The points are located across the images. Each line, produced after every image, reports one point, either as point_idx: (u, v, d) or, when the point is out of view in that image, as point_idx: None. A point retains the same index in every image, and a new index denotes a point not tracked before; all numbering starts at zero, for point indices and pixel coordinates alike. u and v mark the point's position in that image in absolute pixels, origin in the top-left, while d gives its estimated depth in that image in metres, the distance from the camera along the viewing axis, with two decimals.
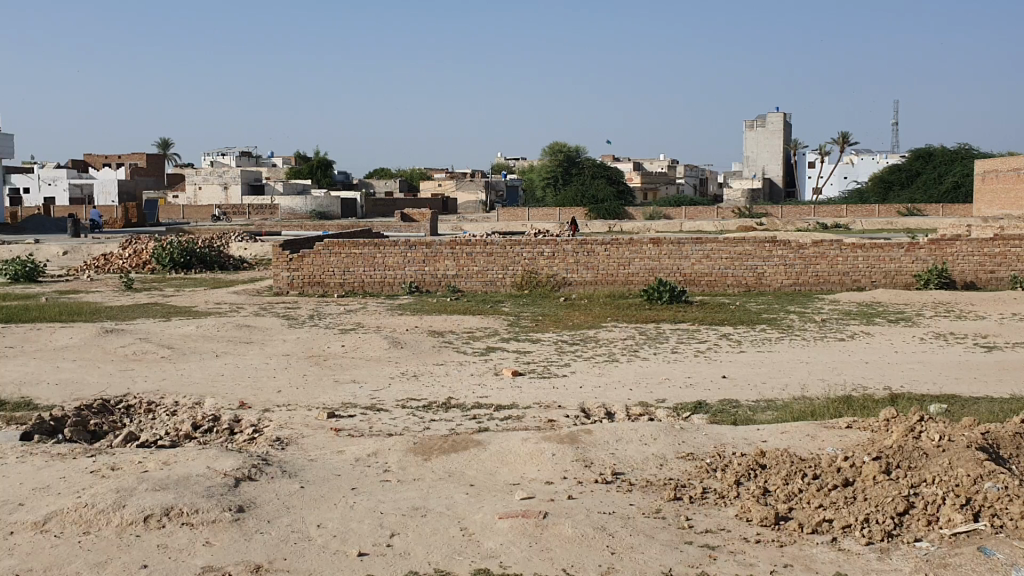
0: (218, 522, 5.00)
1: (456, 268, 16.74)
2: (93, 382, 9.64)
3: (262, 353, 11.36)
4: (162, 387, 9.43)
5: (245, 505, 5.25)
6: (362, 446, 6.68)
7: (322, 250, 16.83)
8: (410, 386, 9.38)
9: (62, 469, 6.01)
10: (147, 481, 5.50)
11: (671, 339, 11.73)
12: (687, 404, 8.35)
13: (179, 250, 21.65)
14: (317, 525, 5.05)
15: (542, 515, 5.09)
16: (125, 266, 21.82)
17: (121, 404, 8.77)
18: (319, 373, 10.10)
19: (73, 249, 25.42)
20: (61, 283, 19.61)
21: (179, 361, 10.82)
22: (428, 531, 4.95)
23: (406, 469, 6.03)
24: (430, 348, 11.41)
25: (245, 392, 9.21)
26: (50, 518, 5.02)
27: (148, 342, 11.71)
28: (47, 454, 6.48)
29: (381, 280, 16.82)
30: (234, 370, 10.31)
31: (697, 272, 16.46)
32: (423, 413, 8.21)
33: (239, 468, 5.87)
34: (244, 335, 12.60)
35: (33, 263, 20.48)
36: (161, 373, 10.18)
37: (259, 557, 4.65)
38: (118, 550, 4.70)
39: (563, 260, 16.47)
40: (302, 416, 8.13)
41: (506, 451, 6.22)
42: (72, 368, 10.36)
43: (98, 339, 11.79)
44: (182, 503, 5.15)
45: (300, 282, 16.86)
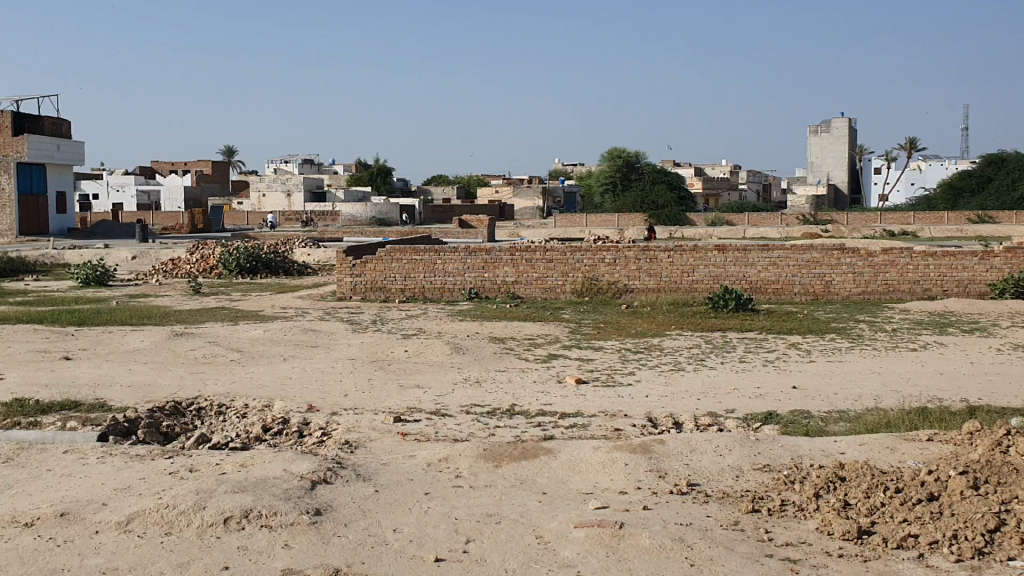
0: (296, 525, 5.04)
1: (516, 275, 16.73)
2: (165, 384, 9.85)
3: (327, 357, 11.48)
4: (232, 390, 9.59)
5: (323, 508, 5.29)
6: (433, 451, 6.68)
7: (383, 256, 17.02)
8: (474, 393, 9.38)
9: (142, 470, 6.14)
10: (226, 483, 5.58)
11: (738, 348, 11.55)
12: (757, 414, 8.22)
13: (246, 255, 22.09)
14: (393, 530, 5.05)
15: (618, 525, 5.03)
16: (193, 271, 22.30)
17: (192, 406, 8.93)
18: (383, 378, 10.17)
19: (142, 254, 26.04)
20: (132, 288, 20.10)
21: (248, 365, 10.99)
22: (503, 539, 4.92)
23: (478, 476, 6.00)
24: (491, 354, 11.41)
25: (311, 395, 9.32)
26: (133, 518, 5.13)
27: (218, 346, 11.94)
28: (127, 455, 6.64)
29: (441, 286, 16.91)
30: (301, 373, 10.43)
31: (763, 280, 16.20)
32: (487, 420, 8.20)
33: (315, 471, 5.92)
34: (309, 339, 12.74)
35: (104, 268, 21.02)
36: (229, 376, 10.34)
37: (338, 560, 4.66)
38: (200, 550, 4.76)
39: (625, 268, 16.41)
40: (368, 420, 8.19)
41: (578, 459, 6.17)
42: (144, 372, 10.56)
43: (168, 343, 12.06)
44: (261, 506, 5.21)
45: (362, 287, 17.05)
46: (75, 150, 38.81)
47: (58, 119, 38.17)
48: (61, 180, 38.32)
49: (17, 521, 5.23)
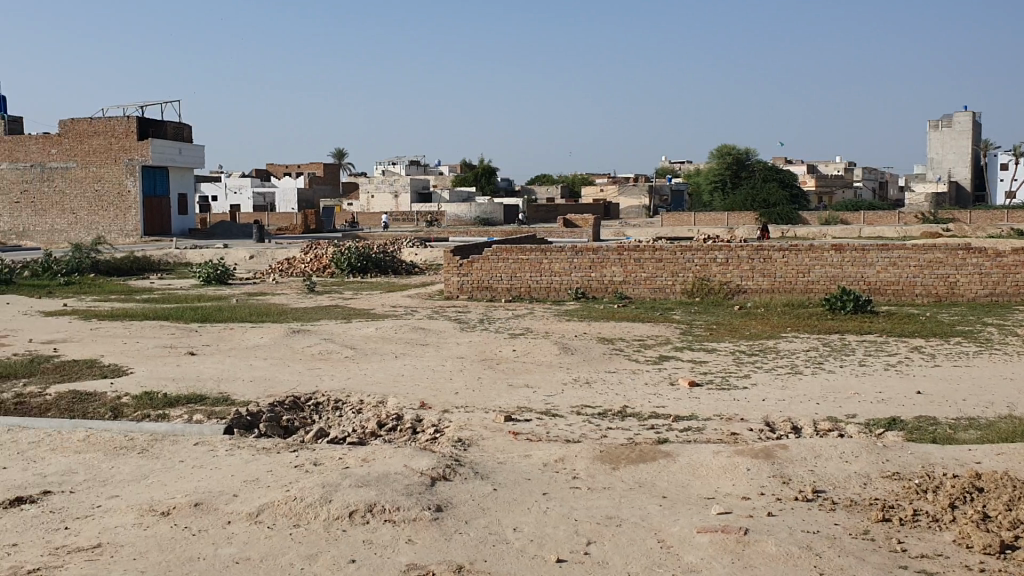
0: (419, 520, 5.11)
1: (624, 275, 16.61)
2: (284, 380, 10.16)
3: (437, 355, 11.63)
4: (347, 386, 9.81)
5: (443, 505, 5.36)
6: (548, 451, 6.69)
7: (490, 256, 17.15)
8: (584, 393, 9.35)
9: (268, 463, 6.34)
10: (350, 477, 5.71)
11: (858, 351, 11.18)
12: (880, 420, 7.93)
13: (357, 255, 22.60)
14: (514, 528, 5.07)
15: (742, 531, 4.93)
16: (307, 270, 22.94)
17: (310, 401, 9.18)
18: (494, 376, 10.24)
19: (259, 254, 26.93)
20: (250, 286, 20.82)
21: (361, 362, 11.23)
22: (625, 542, 4.88)
23: (596, 477, 5.97)
24: (601, 355, 11.36)
25: (423, 393, 9.46)
26: (263, 510, 5.30)
27: (333, 343, 12.25)
28: (253, 448, 6.88)
29: (548, 286, 16.92)
30: (413, 371, 10.59)
31: (882, 280, 15.64)
32: (599, 421, 8.16)
33: (434, 468, 5.99)
34: (419, 337, 12.94)
35: (224, 267, 21.82)
36: (344, 372, 10.58)
37: (461, 557, 4.71)
38: (327, 543, 4.88)
39: (737, 268, 16.10)
40: (480, 419, 8.26)
41: (698, 463, 6.07)
42: (263, 367, 10.91)
43: (286, 340, 12.43)
44: (384, 501, 5.30)
45: (469, 287, 17.22)
46: (196, 154, 40.37)
47: (180, 124, 39.78)
48: (183, 182, 39.92)
49: (154, 510, 5.48)
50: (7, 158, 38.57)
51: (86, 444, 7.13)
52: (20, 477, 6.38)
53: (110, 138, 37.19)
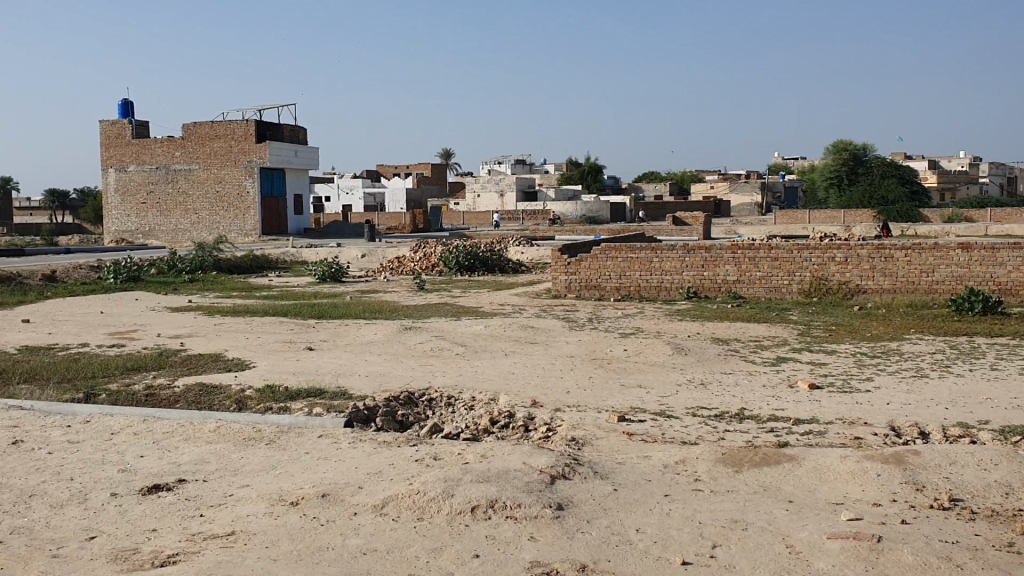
0: (541, 518, 5.12)
1: (738, 274, 16.29)
2: (399, 375, 10.35)
3: (547, 353, 11.64)
4: (460, 383, 9.92)
5: (564, 503, 5.35)
6: (667, 453, 6.61)
7: (599, 254, 17.07)
8: (699, 394, 9.21)
9: (390, 458, 6.47)
10: (471, 473, 5.76)
11: (989, 355, 10.67)
12: (1018, 428, 7.54)
13: (465, 253, 22.85)
14: (636, 529, 5.02)
15: (875, 539, 4.76)
16: (417, 268, 23.32)
17: (424, 396, 9.31)
18: (606, 376, 10.18)
19: (370, 253, 27.52)
20: (362, 284, 21.30)
21: (473, 359, 11.34)
22: (752, 545, 4.78)
23: (718, 480, 5.87)
24: (715, 356, 11.16)
25: (535, 391, 9.48)
26: (387, 503, 5.42)
27: (444, 340, 12.40)
28: (375, 442, 7.04)
29: (659, 285, 16.73)
30: (524, 369, 10.62)
31: (1014, 281, 14.88)
32: (716, 423, 8.02)
33: (554, 466, 6.00)
34: (529, 335, 12.98)
35: (337, 265, 22.38)
36: (457, 369, 10.70)
37: (584, 556, 4.69)
38: (451, 537, 4.94)
39: (856, 267, 15.58)
40: (593, 418, 8.21)
41: (825, 468, 5.90)
42: (379, 363, 11.14)
43: (399, 336, 12.67)
44: (506, 497, 5.33)
45: (578, 286, 17.15)
46: (311, 156, 41.50)
47: (296, 127, 40.99)
48: (298, 183, 41.11)
49: (284, 500, 5.66)
50: (135, 160, 40.49)
51: (215, 434, 7.41)
52: (156, 465, 6.68)
53: (230, 141, 38.61)
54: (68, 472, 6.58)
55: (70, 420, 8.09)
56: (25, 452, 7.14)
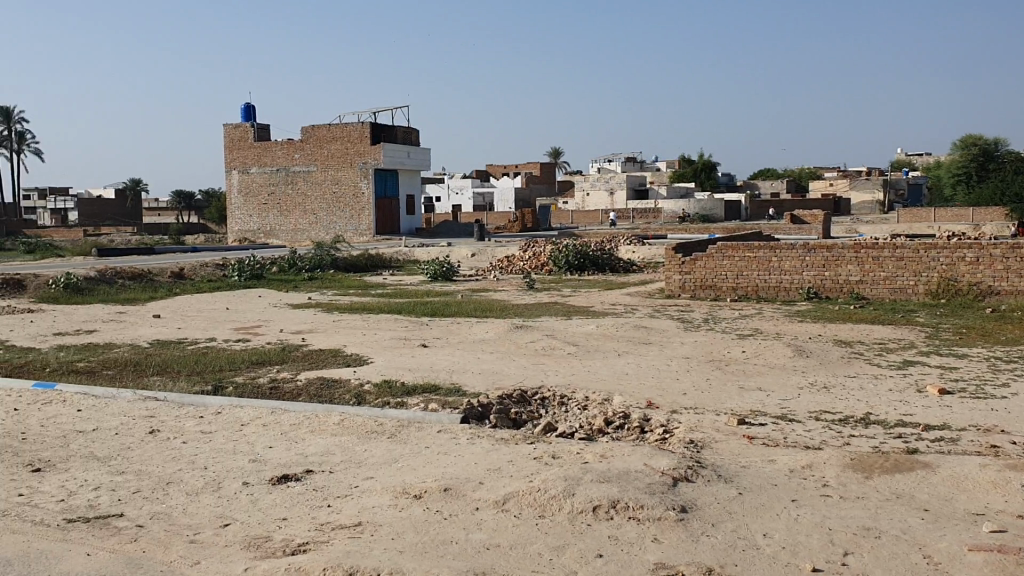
0: (664, 520, 5.06)
1: (860, 274, 15.76)
2: (513, 373, 10.41)
3: (662, 354, 11.51)
4: (573, 382, 9.90)
5: (688, 506, 5.27)
6: (792, 457, 6.44)
7: (715, 253, 16.79)
8: (821, 398, 8.94)
9: (510, 455, 6.52)
10: (591, 472, 5.74)
11: None
12: None
13: (575, 253, 22.83)
14: (763, 534, 4.91)
15: (1021, 553, 4.52)
16: (527, 267, 23.43)
17: (537, 395, 9.33)
18: (723, 378, 10.00)
19: (481, 252, 27.79)
20: (473, 282, 21.53)
21: (586, 358, 11.31)
22: (887, 555, 4.60)
23: (847, 486, 5.68)
24: (838, 358, 10.82)
25: (651, 392, 9.39)
26: (509, 499, 5.45)
27: (556, 339, 12.41)
28: (493, 439, 7.11)
29: (777, 285, 16.34)
30: (639, 370, 10.53)
31: None
32: (840, 428, 7.77)
33: (675, 468, 5.92)
34: (642, 336, 12.86)
35: (449, 264, 22.68)
36: (570, 368, 10.70)
37: (710, 560, 4.61)
38: (574, 536, 4.93)
39: (989, 267, 14.86)
40: (711, 421, 8.08)
41: (962, 477, 5.64)
42: (492, 360, 11.24)
43: (512, 335, 12.74)
44: (628, 498, 5.29)
45: (692, 286, 16.92)
46: (422, 156, 42.17)
47: (409, 128, 41.73)
48: (410, 183, 41.85)
49: (408, 493, 5.76)
50: (257, 163, 42.01)
51: (338, 427, 7.61)
52: (284, 456, 6.90)
53: (346, 143, 39.62)
54: (202, 461, 6.87)
55: (201, 411, 8.44)
56: (162, 440, 7.49)
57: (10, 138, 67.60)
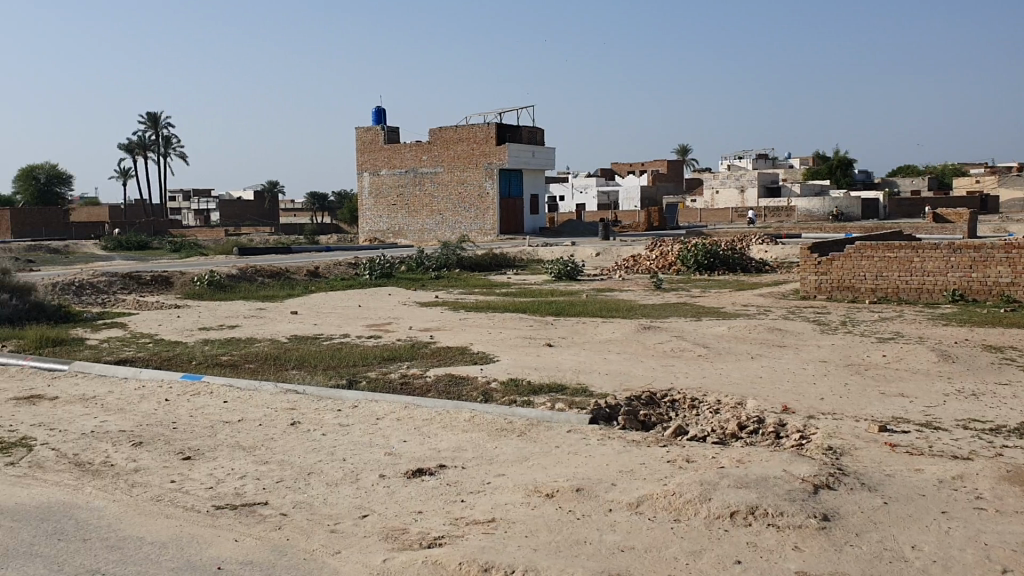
0: (805, 528, 4.91)
1: (1012, 275, 14.90)
2: (641, 374, 10.31)
3: (797, 357, 11.18)
4: (703, 385, 9.73)
5: (830, 514, 5.10)
6: (941, 468, 6.14)
7: (853, 253, 16.21)
8: (970, 406, 8.49)
9: (643, 457, 6.47)
10: (728, 477, 5.62)
11: None
12: None
13: (704, 252, 22.45)
14: (912, 546, 4.70)
15: None
16: (655, 267, 23.18)
17: (667, 397, 9.21)
18: (862, 383, 9.63)
19: (607, 251, 27.67)
20: (599, 282, 21.46)
21: (716, 360, 11.10)
22: None
23: (1003, 500, 5.38)
24: (987, 365, 10.26)
25: (785, 397, 9.12)
26: (643, 502, 5.40)
27: (685, 341, 12.23)
28: (624, 440, 7.06)
29: (920, 286, 15.64)
30: (772, 373, 10.26)
31: None
32: (993, 438, 7.36)
33: (816, 475, 5.74)
34: (775, 338, 12.53)
35: (575, 264, 22.67)
36: (699, 370, 10.52)
37: (855, 571, 4.45)
38: (711, 541, 4.85)
39: None
40: (850, 427, 7.79)
41: None
42: (620, 361, 11.17)
43: (639, 336, 12.63)
44: (766, 504, 5.16)
45: (829, 286, 16.35)
46: (548, 156, 42.26)
47: (534, 128, 41.90)
48: (536, 183, 42.02)
49: (540, 492, 5.79)
50: (386, 164, 43.10)
51: (469, 424, 7.71)
52: (418, 450, 7.04)
53: (473, 143, 40.11)
54: (340, 453, 7.08)
55: (338, 404, 8.71)
56: (302, 432, 7.76)
57: (158, 143, 71.49)
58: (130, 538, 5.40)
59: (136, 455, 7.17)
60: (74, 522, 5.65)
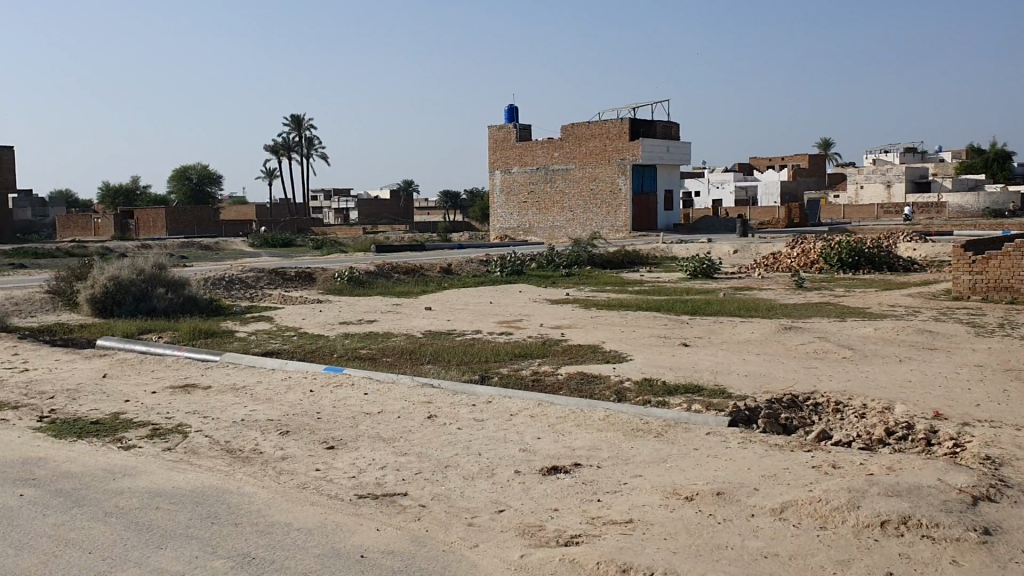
0: (964, 541, 4.65)
1: None
2: (781, 376, 10.01)
3: (950, 361, 10.61)
4: (848, 388, 9.36)
5: (992, 529, 4.81)
6: None
7: (1012, 252, 15.28)
8: None
9: (786, 461, 6.26)
10: (878, 484, 5.38)
11: None
12: None
13: (848, 250, 21.63)
14: None
15: None
16: (795, 265, 22.48)
17: (809, 401, 8.90)
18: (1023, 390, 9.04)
19: (744, 249, 27.03)
20: (736, 281, 20.98)
21: (862, 363, 10.66)
22: None
23: None
24: None
25: (937, 402, 8.67)
26: (787, 508, 5.24)
27: (828, 342, 11.81)
28: (765, 444, 6.86)
29: None
30: (923, 377, 9.77)
31: None
32: None
33: (975, 486, 5.42)
34: (926, 340, 11.94)
35: (710, 261, 22.24)
36: (843, 373, 10.13)
37: None
38: (860, 551, 4.65)
39: None
40: (1011, 437, 7.33)
41: None
42: (758, 362, 10.88)
43: (779, 336, 12.27)
44: (921, 515, 4.92)
45: (984, 286, 15.48)
46: (683, 151, 41.57)
47: (669, 123, 41.30)
48: (671, 179, 41.42)
49: (679, 494, 5.69)
50: (519, 162, 43.43)
51: (604, 423, 7.66)
52: (554, 447, 7.05)
53: (606, 139, 39.91)
54: (476, 448, 7.17)
55: (473, 399, 8.82)
56: (439, 426, 7.90)
57: (301, 143, 74.39)
58: (279, 523, 5.62)
59: (282, 443, 7.46)
60: (226, 507, 5.93)
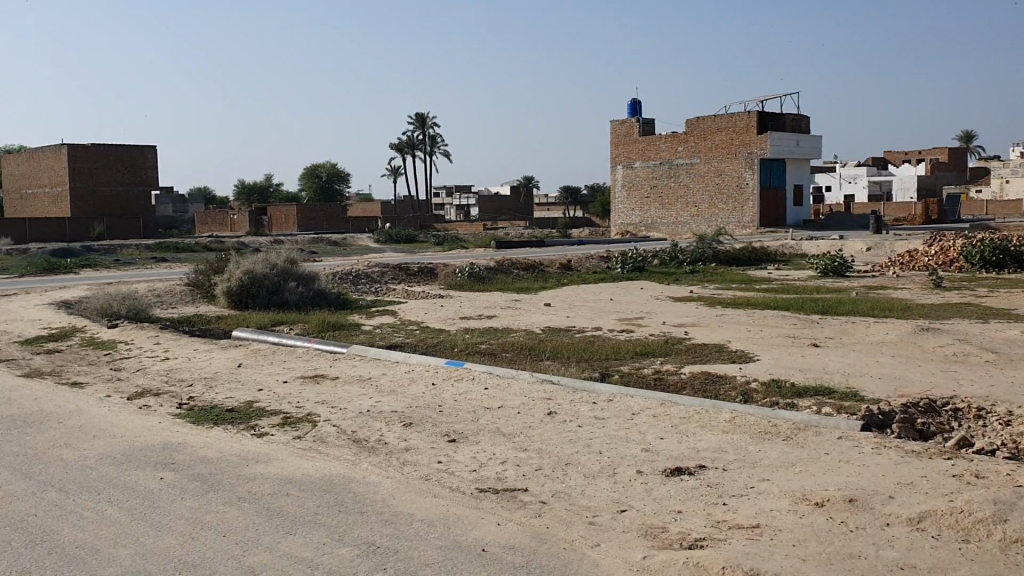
0: None
1: None
2: (917, 380, 9.56)
3: None
4: (992, 394, 8.85)
5: None
6: None
7: None
8: None
9: (924, 469, 5.96)
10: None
11: None
12: None
13: (991, 248, 20.50)
14: None
15: None
16: (932, 263, 21.46)
17: (948, 406, 8.45)
18: None
19: (878, 246, 25.97)
20: (868, 279, 20.18)
21: (1007, 367, 10.07)
22: None
23: None
24: None
25: None
26: (926, 518, 4.98)
27: (970, 345, 11.20)
28: (901, 450, 6.54)
29: None
30: None
31: None
32: None
33: None
34: None
35: (841, 259, 21.45)
36: (986, 377, 9.58)
37: None
38: (1007, 567, 4.37)
39: None
40: None
41: None
42: (893, 364, 10.41)
43: (915, 337, 11.72)
44: None
45: None
46: (813, 145, 40.25)
47: (799, 116, 40.06)
48: (800, 174, 40.18)
49: (809, 499, 5.48)
50: (642, 157, 43.00)
51: (729, 425, 7.46)
52: (677, 448, 6.91)
53: (732, 133, 39.04)
54: (597, 446, 7.10)
55: (594, 397, 8.75)
56: (559, 422, 7.87)
57: (425, 142, 75.82)
58: (402, 514, 5.70)
59: (406, 435, 7.58)
60: (352, 496, 6.06)
